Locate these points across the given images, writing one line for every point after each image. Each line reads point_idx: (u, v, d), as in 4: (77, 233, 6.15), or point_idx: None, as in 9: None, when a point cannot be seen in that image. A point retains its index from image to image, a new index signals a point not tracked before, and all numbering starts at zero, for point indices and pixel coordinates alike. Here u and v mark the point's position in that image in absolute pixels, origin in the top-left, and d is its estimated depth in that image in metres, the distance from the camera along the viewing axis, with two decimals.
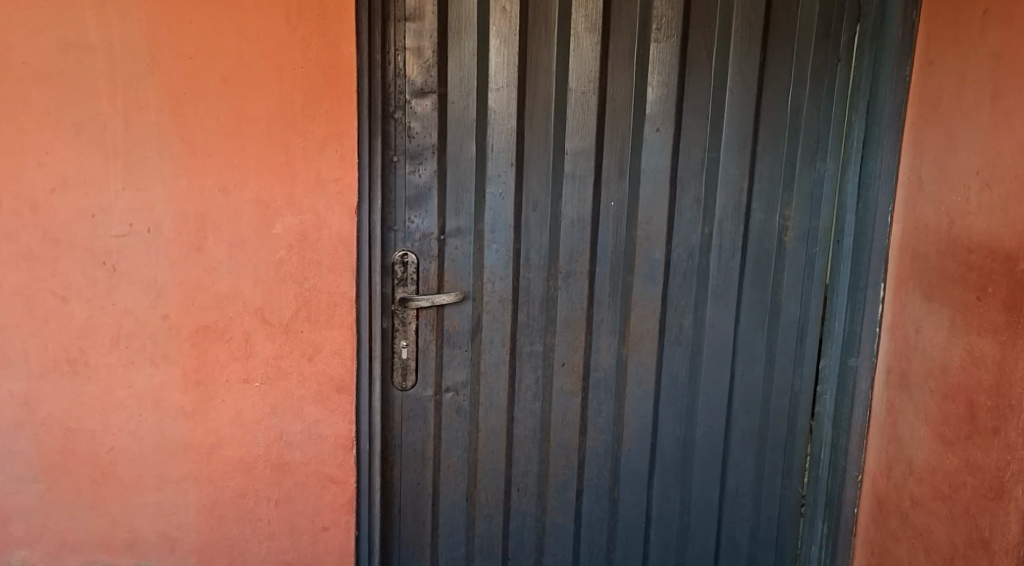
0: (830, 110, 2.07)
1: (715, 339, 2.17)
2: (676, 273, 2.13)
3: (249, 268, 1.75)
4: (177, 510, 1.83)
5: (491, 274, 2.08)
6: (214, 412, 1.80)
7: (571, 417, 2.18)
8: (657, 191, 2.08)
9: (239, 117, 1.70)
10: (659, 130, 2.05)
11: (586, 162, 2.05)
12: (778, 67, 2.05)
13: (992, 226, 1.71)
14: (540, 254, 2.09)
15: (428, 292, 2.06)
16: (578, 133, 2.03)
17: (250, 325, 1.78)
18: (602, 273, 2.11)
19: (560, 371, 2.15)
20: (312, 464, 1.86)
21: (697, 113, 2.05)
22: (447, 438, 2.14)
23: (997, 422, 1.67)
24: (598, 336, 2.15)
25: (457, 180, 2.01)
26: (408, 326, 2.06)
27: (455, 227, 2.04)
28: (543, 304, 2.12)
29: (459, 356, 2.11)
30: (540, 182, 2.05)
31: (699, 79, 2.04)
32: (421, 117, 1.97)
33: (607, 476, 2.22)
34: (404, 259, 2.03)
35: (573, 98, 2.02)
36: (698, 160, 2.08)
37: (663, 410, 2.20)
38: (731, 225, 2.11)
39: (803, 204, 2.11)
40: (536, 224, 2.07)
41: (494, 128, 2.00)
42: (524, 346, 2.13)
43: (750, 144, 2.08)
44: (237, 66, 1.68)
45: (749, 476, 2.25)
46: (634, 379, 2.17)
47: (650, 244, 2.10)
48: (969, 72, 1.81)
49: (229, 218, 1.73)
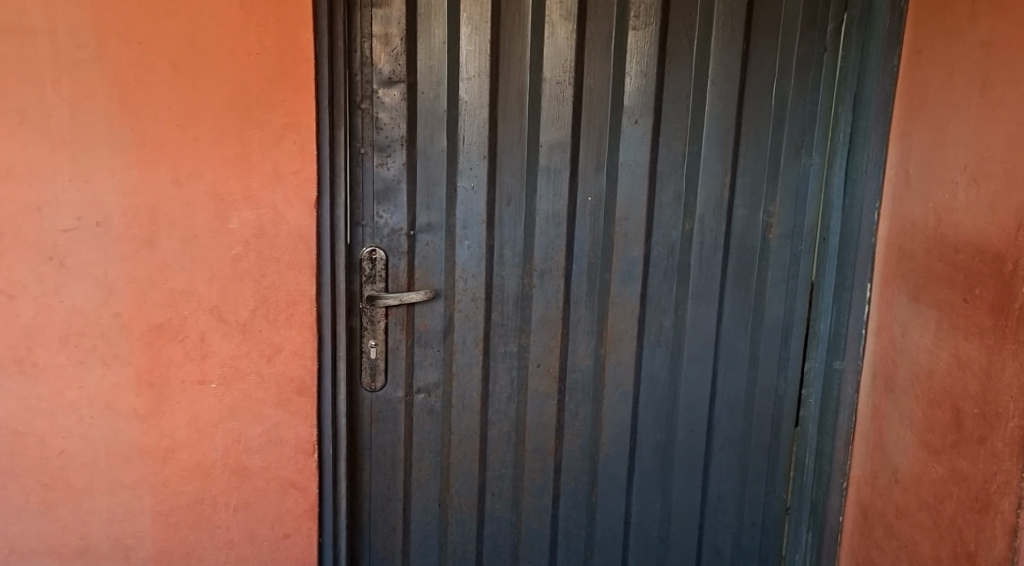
0: (817, 102, 1.99)
1: (697, 340, 2.08)
2: (656, 271, 2.05)
3: (204, 264, 1.67)
4: (131, 516, 1.74)
5: (463, 272, 2.01)
6: (169, 415, 1.72)
7: (547, 421, 2.11)
8: (636, 186, 2.00)
9: (191, 107, 1.62)
10: (637, 122, 1.97)
11: (561, 156, 1.98)
12: (761, 58, 1.97)
13: (979, 225, 1.62)
14: (514, 252, 2.02)
15: (397, 290, 2.00)
16: (554, 125, 1.96)
17: (206, 324, 1.70)
18: (578, 271, 2.04)
19: (535, 372, 2.08)
20: (272, 470, 1.78)
21: (677, 105, 1.97)
22: (418, 442, 2.08)
23: (983, 431, 1.59)
24: (575, 336, 2.07)
25: (427, 173, 1.95)
26: (377, 325, 2.00)
27: (425, 222, 1.98)
28: (517, 303, 2.05)
29: (431, 356, 2.05)
30: (513, 176, 1.98)
31: (679, 69, 1.96)
32: (388, 107, 1.91)
33: (585, 481, 2.15)
34: (373, 256, 1.97)
35: (548, 88, 1.95)
36: (678, 153, 1.99)
37: (642, 414, 2.12)
38: (713, 222, 2.03)
39: (788, 200, 2.03)
40: (510, 220, 2.00)
41: (466, 119, 1.94)
42: (498, 346, 2.06)
43: (733, 138, 1.99)
44: (189, 53, 1.60)
45: (731, 482, 2.17)
46: (612, 381, 2.09)
47: (629, 242, 2.03)
48: (958, 61, 1.72)
49: (182, 212, 1.65)
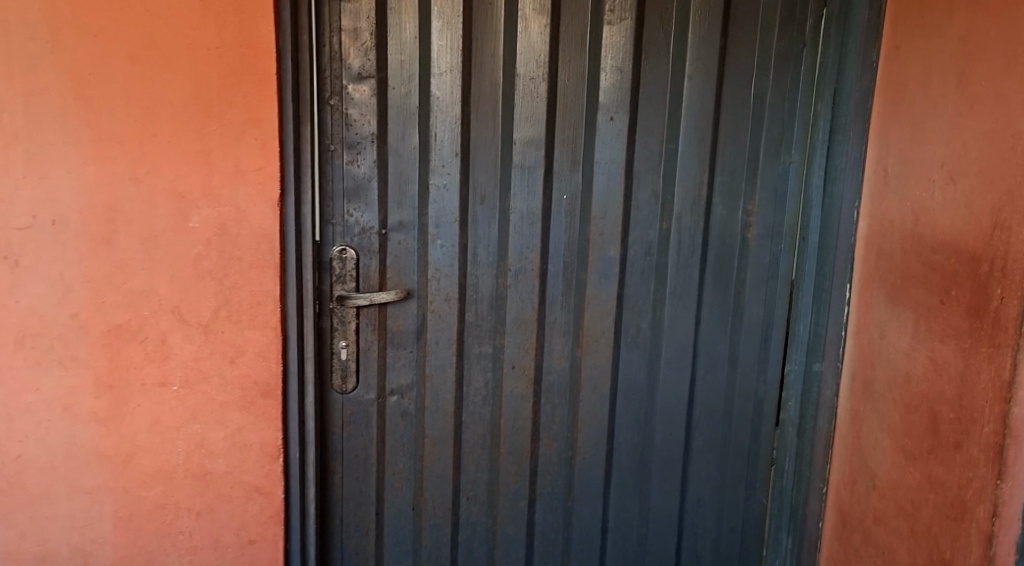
0: (796, 99, 1.95)
1: (674, 341, 2.04)
2: (633, 271, 2.01)
3: (165, 263, 1.63)
4: (91, 522, 1.70)
5: (436, 272, 1.97)
6: (129, 418, 1.67)
7: (522, 423, 2.07)
8: (612, 184, 1.96)
9: (150, 101, 1.57)
10: (612, 119, 1.93)
11: (535, 153, 1.93)
12: (740, 53, 1.93)
13: (955, 225, 1.58)
14: (489, 251, 1.98)
15: (368, 290, 1.95)
16: (528, 122, 1.92)
17: (167, 325, 1.65)
18: (554, 271, 2.00)
19: (510, 374, 2.04)
20: (236, 474, 1.73)
21: (653, 102, 1.93)
22: (391, 444, 2.04)
23: (958, 436, 1.55)
24: (551, 337, 2.03)
25: (399, 171, 1.91)
26: (347, 325, 1.96)
27: (398, 221, 1.94)
28: (492, 303, 2.01)
29: (404, 358, 2.01)
30: (487, 174, 1.94)
31: (656, 64, 1.92)
32: (359, 103, 1.87)
33: (562, 485, 2.11)
34: (343, 255, 1.92)
35: (521, 84, 1.91)
36: (656, 151, 1.95)
37: (620, 417, 2.08)
38: (690, 221, 1.99)
39: (767, 199, 1.99)
40: (484, 219, 1.96)
41: (438, 116, 1.90)
42: (472, 347, 2.02)
43: (711, 135, 1.95)
44: (146, 45, 1.56)
45: (711, 486, 2.14)
46: (589, 383, 2.05)
47: (605, 241, 1.99)
48: (935, 57, 1.67)
49: (141, 210, 1.60)
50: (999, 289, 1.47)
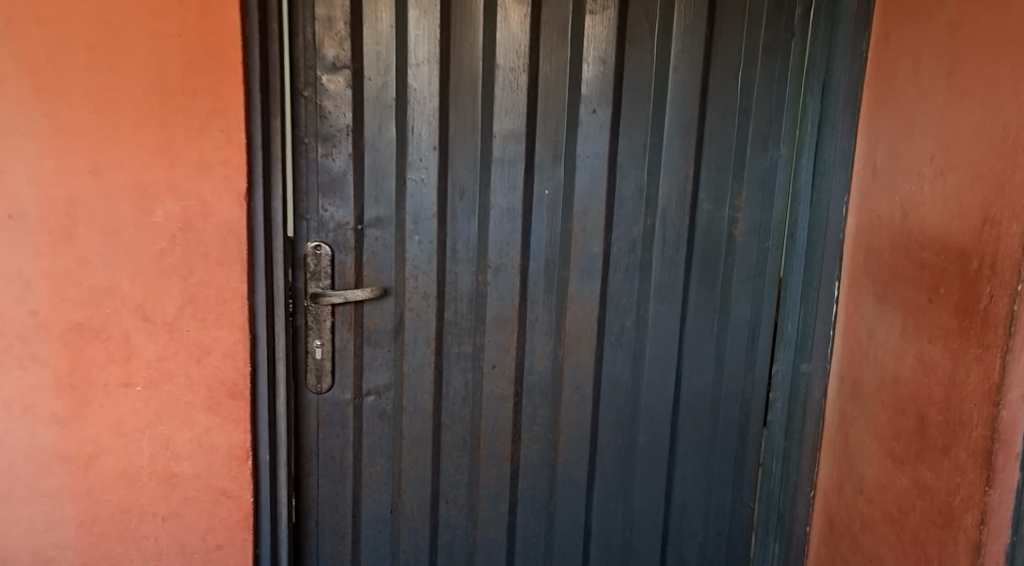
0: (784, 91, 1.88)
1: (659, 340, 1.98)
2: (617, 269, 1.95)
3: (127, 259, 1.58)
4: (52, 526, 1.64)
5: (413, 268, 1.92)
6: (92, 419, 1.62)
7: (502, 424, 2.01)
8: (594, 179, 1.90)
9: (110, 91, 1.53)
10: (595, 112, 1.87)
11: (515, 146, 1.88)
12: (726, 43, 1.86)
13: (945, 220, 1.52)
14: (468, 248, 1.93)
15: (344, 287, 1.90)
16: (508, 115, 1.86)
17: (130, 323, 1.60)
18: (535, 268, 1.94)
19: (490, 374, 1.99)
20: (204, 477, 1.68)
21: (636, 95, 1.87)
22: (368, 446, 1.99)
23: (946, 440, 1.50)
24: (532, 335, 1.98)
25: (376, 165, 1.86)
26: (322, 323, 1.91)
27: (374, 216, 1.89)
28: (471, 301, 1.96)
29: (381, 357, 1.96)
30: (466, 168, 1.88)
31: (640, 56, 1.85)
32: (334, 95, 1.82)
33: (544, 488, 2.05)
34: (318, 251, 1.88)
35: (501, 76, 1.85)
36: (640, 145, 1.89)
37: (603, 419, 2.02)
38: (676, 217, 1.92)
39: (755, 194, 1.92)
40: (463, 214, 1.91)
41: (415, 108, 1.84)
42: (452, 347, 1.97)
43: (696, 128, 1.88)
44: (105, 33, 1.52)
45: (696, 489, 2.08)
46: (571, 383, 2.00)
47: (588, 238, 1.93)
48: (925, 46, 1.61)
49: (102, 204, 1.56)
50: (988, 287, 1.41)
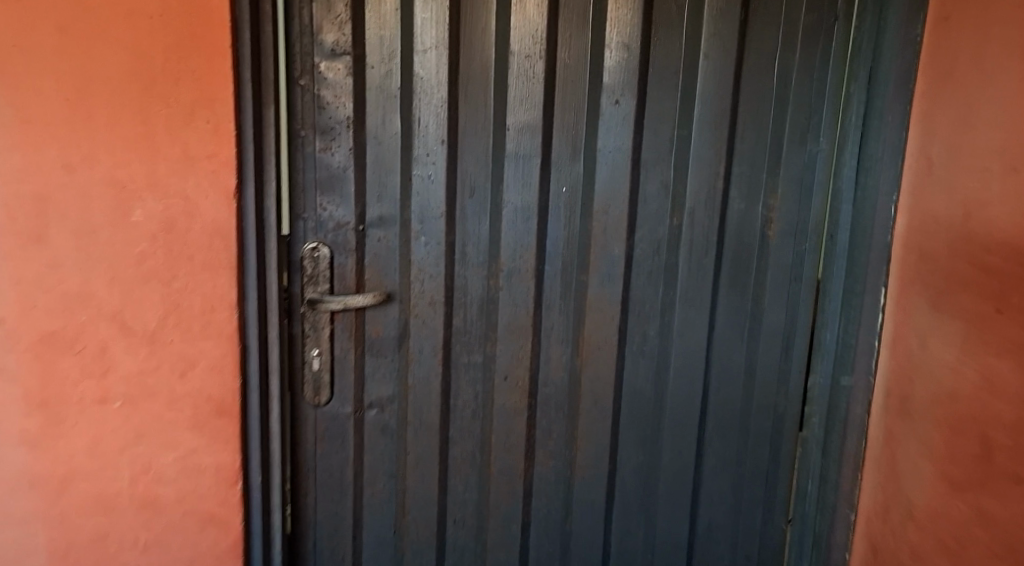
0: (825, 79, 1.72)
1: (686, 351, 1.83)
2: (640, 273, 1.80)
3: (103, 264, 1.45)
4: (22, 554, 1.51)
5: (419, 272, 1.78)
6: (65, 438, 1.49)
7: (514, 440, 1.86)
8: (616, 175, 1.75)
9: (84, 77, 1.40)
10: (618, 102, 1.72)
11: (531, 140, 1.73)
12: (762, 26, 1.70)
13: (1016, 221, 1.36)
14: (478, 249, 1.78)
15: (343, 293, 1.76)
16: (523, 106, 1.71)
17: (107, 333, 1.47)
18: (551, 272, 1.79)
19: (502, 387, 1.84)
20: (188, 501, 1.54)
21: (663, 84, 1.71)
22: (370, 462, 1.85)
23: (1016, 467, 1.33)
24: (548, 344, 1.83)
25: (379, 160, 1.72)
26: (320, 331, 1.77)
27: (376, 216, 1.74)
28: (482, 307, 1.81)
29: (384, 367, 1.82)
30: (477, 165, 1.73)
31: (667, 40, 1.70)
32: (333, 84, 1.67)
33: (559, 508, 1.90)
34: (315, 253, 1.74)
35: (516, 63, 1.70)
36: (666, 138, 1.74)
37: (624, 433, 1.87)
38: (704, 217, 1.77)
39: (790, 191, 1.76)
40: (474, 213, 1.76)
41: (422, 98, 1.70)
42: (461, 356, 1.83)
43: (729, 120, 1.73)
44: (77, 14, 1.38)
45: (723, 510, 1.92)
46: (589, 395, 1.85)
47: (609, 239, 1.78)
48: (993, 28, 1.45)
49: (76, 203, 1.42)
50: None
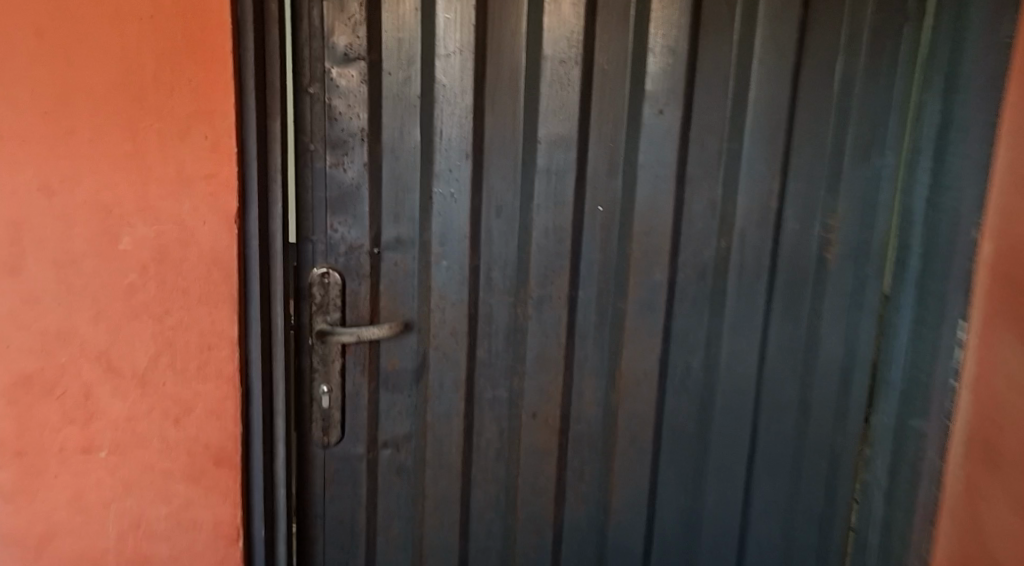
0: (893, 87, 1.57)
1: (733, 385, 1.67)
2: (683, 299, 1.63)
3: (87, 297, 1.28)
4: None
5: (440, 299, 1.61)
6: (45, 492, 1.32)
7: (543, 483, 1.70)
8: (659, 192, 1.58)
9: (64, 87, 1.23)
10: (662, 112, 1.55)
11: (564, 154, 1.56)
12: (824, 29, 1.54)
13: None
14: (505, 273, 1.61)
15: (356, 323, 1.60)
16: (556, 117, 1.54)
17: (92, 375, 1.30)
18: (585, 299, 1.62)
19: (530, 424, 1.67)
20: (183, 560, 1.38)
21: (712, 92, 1.55)
22: (384, 507, 1.68)
23: None
24: (581, 377, 1.66)
25: (396, 176, 1.55)
26: (331, 365, 1.60)
27: (393, 237, 1.57)
28: (508, 337, 1.64)
29: (401, 403, 1.65)
30: (504, 182, 1.57)
31: (716, 43, 1.53)
32: (345, 92, 1.50)
33: (591, 556, 1.73)
34: (325, 279, 1.57)
35: (549, 68, 1.53)
36: (713, 152, 1.57)
37: (664, 475, 1.70)
38: (756, 238, 1.61)
39: (852, 212, 1.61)
40: (500, 234, 1.59)
41: (444, 107, 1.53)
42: (484, 391, 1.66)
43: (785, 131, 1.57)
44: (57, 15, 1.21)
45: (772, 557, 1.76)
46: (626, 433, 1.68)
47: (649, 263, 1.61)
48: None
49: (56, 229, 1.26)
50: None
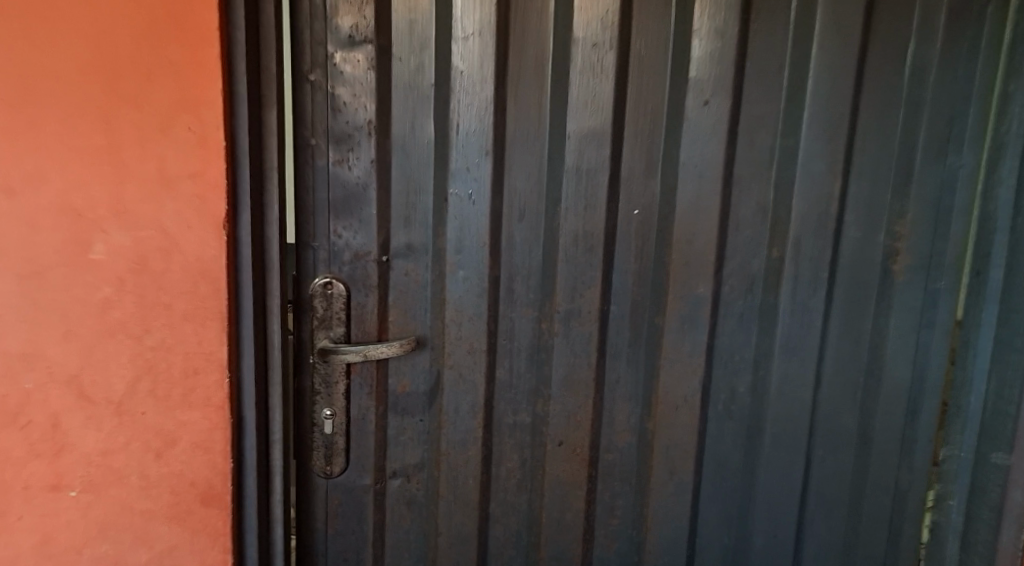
0: (973, 76, 1.40)
1: (784, 412, 1.50)
2: (729, 315, 1.46)
3: (56, 314, 1.11)
4: None
5: (456, 314, 1.44)
6: (7, 536, 1.15)
7: (570, 520, 1.52)
8: (703, 194, 1.41)
9: (28, 71, 1.06)
10: (708, 103, 1.38)
11: (597, 151, 1.38)
12: (892, 10, 1.37)
13: None
14: (528, 285, 1.43)
15: (363, 340, 1.43)
16: (588, 108, 1.37)
17: (61, 403, 1.13)
18: (618, 314, 1.45)
19: (556, 454, 1.50)
20: None
21: (765, 81, 1.38)
22: (393, 544, 1.51)
23: None
24: (613, 402, 1.48)
25: (407, 175, 1.38)
26: (334, 387, 1.43)
27: (403, 244, 1.40)
28: (531, 356, 1.46)
29: (413, 429, 1.48)
30: (528, 182, 1.39)
31: (770, 26, 1.36)
32: (350, 80, 1.34)
33: None
34: (328, 290, 1.40)
35: (580, 53, 1.35)
36: (765, 149, 1.40)
37: (706, 512, 1.53)
38: (812, 247, 1.43)
39: (923, 220, 1.43)
40: (522, 241, 1.41)
41: (461, 97, 1.36)
42: (505, 416, 1.48)
43: (847, 126, 1.40)
44: None
45: None
46: (663, 464, 1.50)
47: (692, 274, 1.44)
48: None
49: (19, 235, 1.09)
50: None
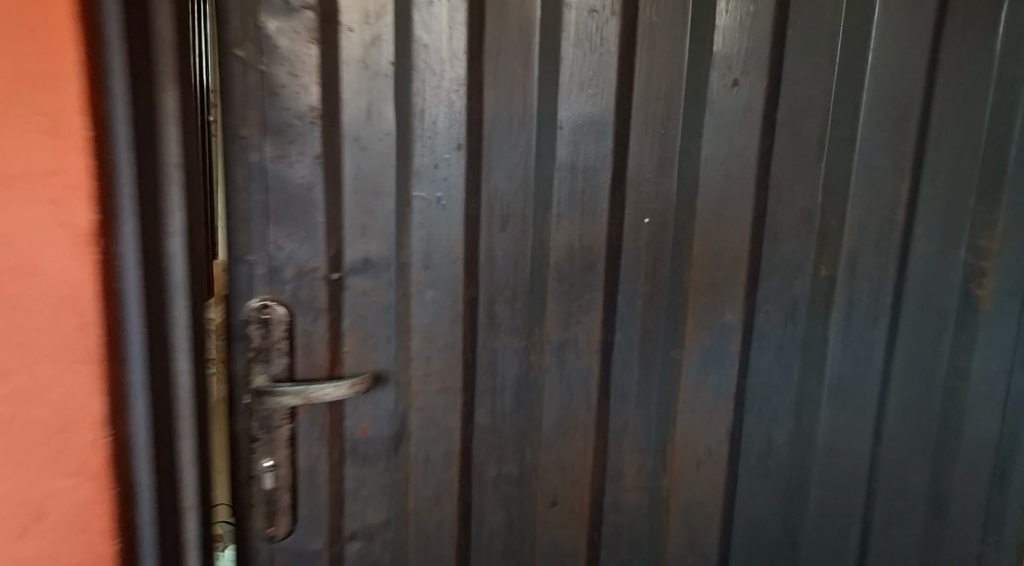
0: None
1: (835, 468, 1.22)
2: (762, 349, 1.17)
3: None
4: None
5: (425, 344, 1.14)
6: None
7: None
8: (731, 197, 1.12)
9: None
10: (736, 84, 1.09)
11: (595, 145, 1.10)
12: None
13: None
14: (514, 309, 1.14)
15: (310, 376, 1.13)
16: (584, 91, 1.08)
17: None
18: (625, 345, 1.16)
19: (549, 514, 1.21)
20: None
21: (811, 56, 1.09)
22: None
23: None
24: (620, 453, 1.20)
25: (365, 173, 1.08)
26: (276, 431, 1.13)
27: (360, 258, 1.10)
28: (518, 396, 1.17)
29: (375, 486, 1.18)
30: (510, 180, 1.10)
31: None
32: (286, 54, 1.03)
33: None
34: (266, 313, 1.10)
35: (574, 19, 1.06)
36: (811, 141, 1.11)
37: None
38: (870, 266, 1.15)
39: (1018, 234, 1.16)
40: (505, 253, 1.13)
41: (426, 76, 1.06)
42: (487, 468, 1.19)
43: (919, 112, 1.11)
44: None
45: None
46: (683, 529, 1.22)
47: (718, 297, 1.15)
48: None
49: None
50: None
